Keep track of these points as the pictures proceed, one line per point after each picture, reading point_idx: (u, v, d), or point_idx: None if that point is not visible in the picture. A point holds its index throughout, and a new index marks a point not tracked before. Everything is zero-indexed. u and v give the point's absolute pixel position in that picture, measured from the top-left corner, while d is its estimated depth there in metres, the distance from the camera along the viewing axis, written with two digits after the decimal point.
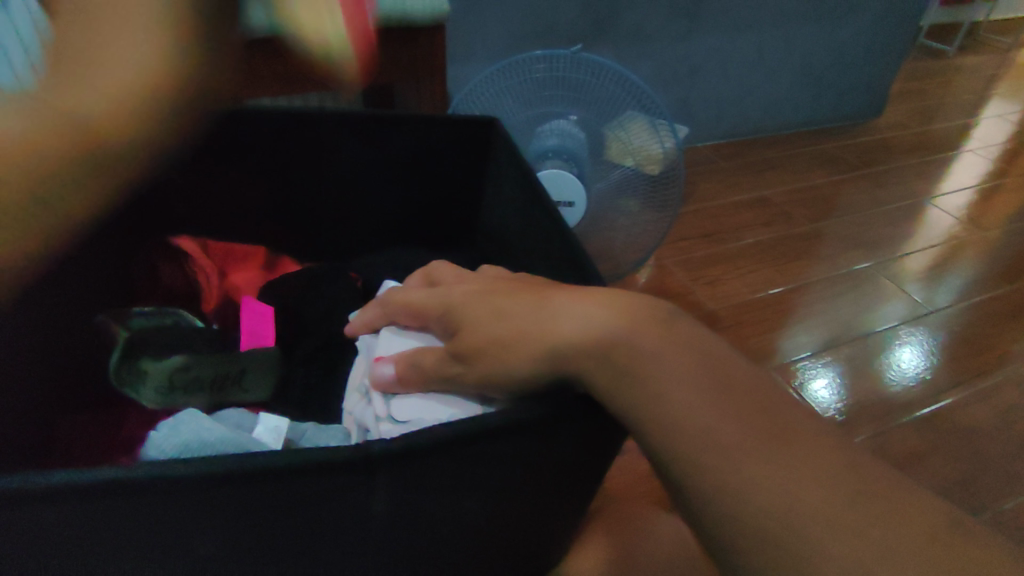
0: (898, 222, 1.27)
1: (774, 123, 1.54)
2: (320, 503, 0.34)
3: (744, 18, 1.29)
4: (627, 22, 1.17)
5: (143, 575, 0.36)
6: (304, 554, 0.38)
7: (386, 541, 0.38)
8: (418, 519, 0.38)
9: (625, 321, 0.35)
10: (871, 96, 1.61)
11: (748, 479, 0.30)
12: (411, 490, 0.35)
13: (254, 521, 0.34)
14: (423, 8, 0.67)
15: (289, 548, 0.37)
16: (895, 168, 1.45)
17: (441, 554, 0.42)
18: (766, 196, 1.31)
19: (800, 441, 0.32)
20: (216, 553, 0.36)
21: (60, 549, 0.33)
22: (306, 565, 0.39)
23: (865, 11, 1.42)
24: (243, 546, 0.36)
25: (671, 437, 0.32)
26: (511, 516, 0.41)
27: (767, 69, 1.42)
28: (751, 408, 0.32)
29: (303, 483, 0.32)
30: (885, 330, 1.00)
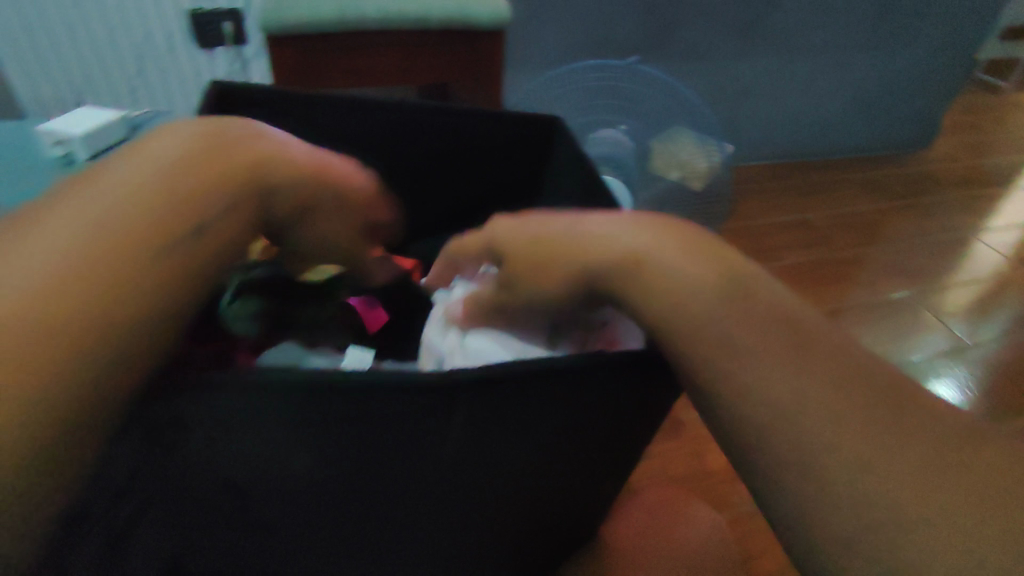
0: (942, 254, 1.25)
1: (820, 147, 1.54)
2: (373, 450, 0.24)
3: (797, 41, 1.30)
4: (681, 39, 1.19)
5: (158, 557, 0.26)
6: (345, 529, 0.28)
7: (448, 515, 0.29)
8: (486, 487, 0.28)
9: (664, 237, 0.26)
10: (922, 127, 1.59)
11: (870, 459, 0.21)
12: (484, 437, 0.25)
13: (294, 479, 0.25)
14: (487, 15, 0.71)
15: (326, 520, 0.27)
16: (943, 201, 1.43)
17: (504, 534, 0.33)
18: (809, 219, 1.31)
19: (925, 407, 0.22)
20: (243, 528, 0.25)
21: (71, 534, 0.23)
22: (348, 545, 0.29)
23: (921, 42, 1.42)
24: (273, 517, 0.26)
25: (751, 401, 0.23)
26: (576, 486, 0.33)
27: (817, 93, 1.42)
28: (848, 369, 0.23)
29: (361, 419, 0.23)
30: (923, 359, 1.00)
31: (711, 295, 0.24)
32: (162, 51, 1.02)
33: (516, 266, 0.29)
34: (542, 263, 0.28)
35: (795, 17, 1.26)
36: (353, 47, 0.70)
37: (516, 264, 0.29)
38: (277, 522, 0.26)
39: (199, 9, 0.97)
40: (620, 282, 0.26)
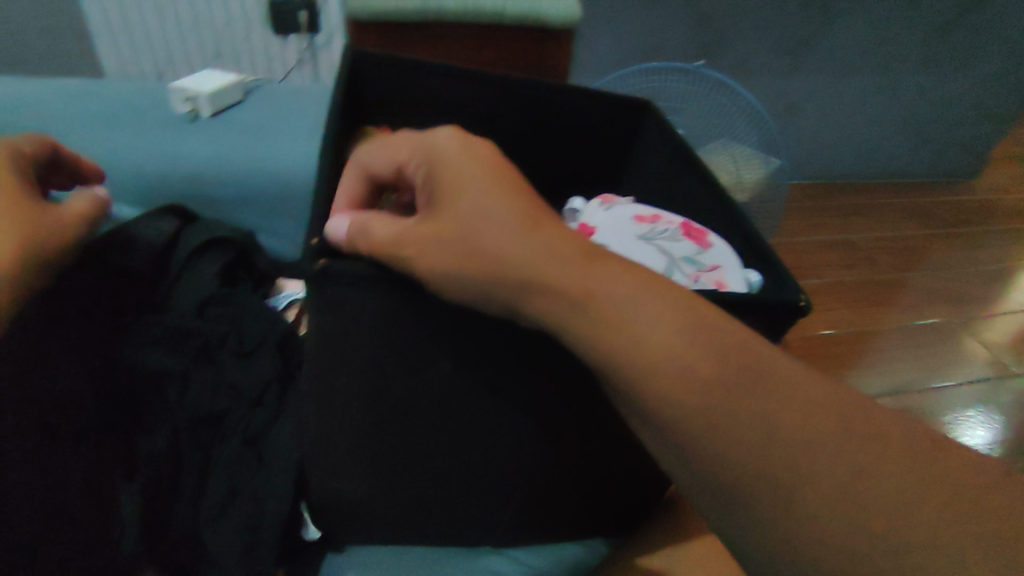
0: (988, 283, 1.24)
1: (866, 170, 1.53)
2: (533, 399, 0.34)
3: (849, 63, 1.31)
4: (733, 53, 1.21)
5: (345, 411, 0.34)
6: (464, 454, 0.37)
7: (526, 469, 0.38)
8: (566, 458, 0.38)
9: (685, 333, 0.26)
10: (972, 155, 1.57)
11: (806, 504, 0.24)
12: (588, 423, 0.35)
13: (475, 394, 0.34)
14: (558, 13, 0.73)
15: (458, 441, 0.37)
16: (990, 231, 1.41)
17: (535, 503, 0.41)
18: (851, 240, 1.31)
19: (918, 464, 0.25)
20: (411, 417, 0.35)
21: (336, 352, 0.32)
22: (451, 466, 0.38)
23: (975, 69, 1.41)
24: (431, 423, 0.35)
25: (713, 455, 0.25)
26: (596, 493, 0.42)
27: (866, 115, 1.42)
28: (830, 437, 0.25)
29: (542, 365, 0.32)
30: (962, 385, 0.99)
31: (646, 328, 0.26)
32: (239, 37, 1.08)
33: (439, 271, 0.27)
34: (485, 288, 0.27)
35: (849, 37, 1.26)
36: (429, 36, 0.73)
37: (440, 274, 0.27)
38: (438, 420, 0.35)
39: None
40: (560, 305, 0.26)
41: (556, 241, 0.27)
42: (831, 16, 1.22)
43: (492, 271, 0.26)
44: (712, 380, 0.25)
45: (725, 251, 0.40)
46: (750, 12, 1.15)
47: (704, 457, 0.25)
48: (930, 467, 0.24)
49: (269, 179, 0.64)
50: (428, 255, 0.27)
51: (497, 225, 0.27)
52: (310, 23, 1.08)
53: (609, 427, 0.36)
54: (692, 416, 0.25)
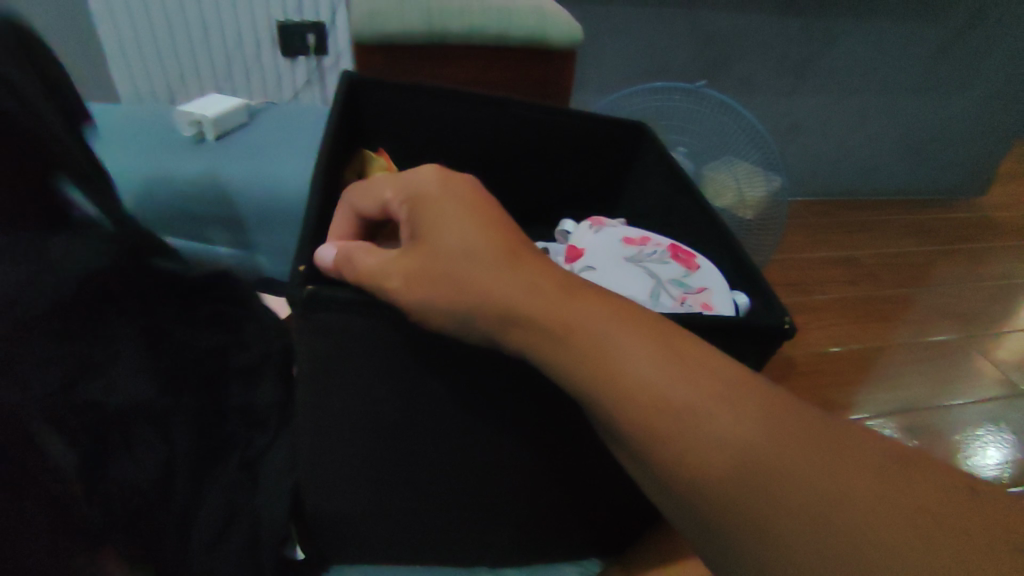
0: (995, 300, 1.23)
1: (870, 186, 1.53)
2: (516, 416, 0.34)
3: (851, 81, 1.32)
4: (735, 72, 1.22)
5: (331, 428, 0.35)
6: (447, 472, 0.38)
7: (507, 487, 0.39)
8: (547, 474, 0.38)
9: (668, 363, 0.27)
10: (977, 171, 1.57)
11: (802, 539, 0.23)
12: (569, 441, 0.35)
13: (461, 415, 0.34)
14: (562, 35, 0.75)
15: (444, 459, 0.37)
16: (997, 247, 1.41)
17: (518, 516, 0.41)
18: (855, 257, 1.30)
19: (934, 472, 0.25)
20: (393, 432, 0.35)
21: (323, 369, 0.32)
22: (435, 485, 0.38)
23: (979, 87, 1.41)
24: (416, 439, 0.35)
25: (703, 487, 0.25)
26: (579, 509, 0.41)
27: (868, 132, 1.42)
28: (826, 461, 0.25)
29: (530, 385, 0.32)
30: (969, 403, 0.98)
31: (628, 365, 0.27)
32: (250, 58, 1.10)
33: (428, 304, 0.28)
34: (477, 312, 0.28)
35: (851, 56, 1.27)
36: (433, 57, 0.75)
37: (428, 305, 0.28)
38: (419, 438, 0.35)
39: (288, 21, 1.06)
40: (538, 331, 0.27)
41: (535, 278, 0.28)
42: (831, 36, 1.23)
43: (478, 302, 0.28)
44: (689, 406, 0.26)
45: (712, 273, 0.42)
46: (750, 32, 1.17)
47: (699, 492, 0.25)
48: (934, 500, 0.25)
49: (273, 191, 0.64)
50: (419, 290, 0.28)
51: (480, 261, 0.28)
52: (319, 44, 1.11)
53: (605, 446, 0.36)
54: (664, 441, 0.26)
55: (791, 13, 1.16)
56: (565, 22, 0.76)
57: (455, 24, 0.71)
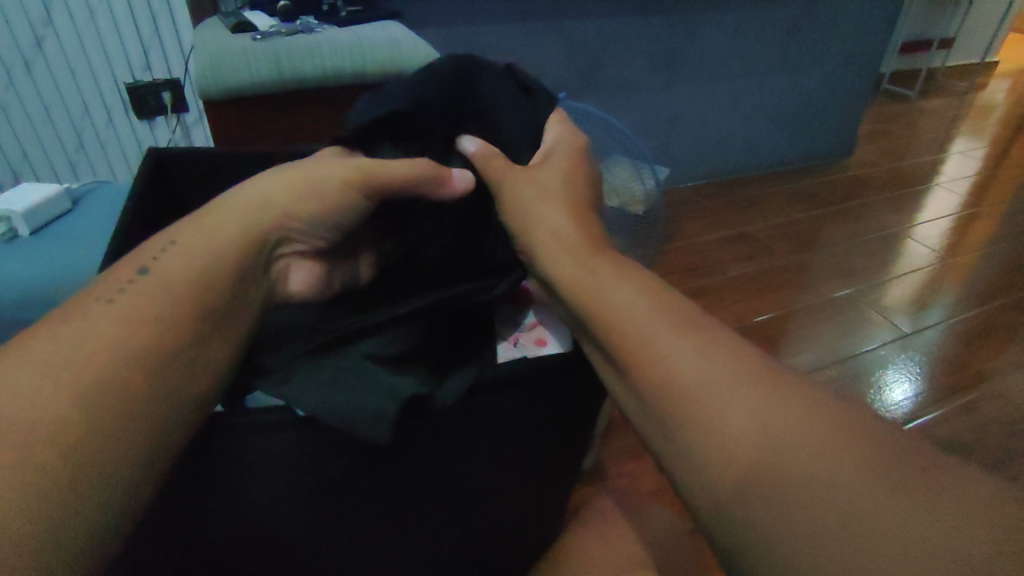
0: (876, 251, 1.34)
1: (752, 163, 1.62)
2: (494, 422, 0.39)
3: (716, 69, 1.40)
4: (610, 74, 1.27)
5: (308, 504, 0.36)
6: (420, 498, 0.39)
7: (483, 502, 0.43)
8: (513, 471, 0.43)
9: (722, 374, 0.33)
10: (842, 136, 1.70)
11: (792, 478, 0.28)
12: (524, 426, 0.40)
13: (433, 443, 0.38)
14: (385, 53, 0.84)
15: (419, 489, 0.39)
16: (870, 203, 1.53)
17: (493, 522, 0.45)
18: (747, 231, 1.37)
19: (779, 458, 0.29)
20: (360, 469, 0.36)
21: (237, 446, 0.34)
22: (412, 518, 0.40)
23: (827, 61, 1.54)
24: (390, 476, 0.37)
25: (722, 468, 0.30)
26: (526, 489, 0.45)
27: (742, 114, 1.51)
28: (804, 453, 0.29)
29: (506, 394, 0.38)
30: (869, 349, 1.04)
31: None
32: (100, 127, 1.25)
33: None
34: None
35: (714, 45, 1.35)
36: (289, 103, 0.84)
37: None
38: (397, 475, 0.38)
39: (138, 85, 1.19)
40: None
41: None
42: (690, 30, 1.30)
43: None
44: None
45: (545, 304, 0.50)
46: (618, 32, 1.22)
47: (760, 480, 0.29)
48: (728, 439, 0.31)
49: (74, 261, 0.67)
50: None
51: None
52: (174, 103, 1.24)
53: (561, 412, 0.42)
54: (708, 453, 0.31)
55: (650, 10, 1.22)
56: (348, 53, 0.83)
57: (212, 87, 0.80)
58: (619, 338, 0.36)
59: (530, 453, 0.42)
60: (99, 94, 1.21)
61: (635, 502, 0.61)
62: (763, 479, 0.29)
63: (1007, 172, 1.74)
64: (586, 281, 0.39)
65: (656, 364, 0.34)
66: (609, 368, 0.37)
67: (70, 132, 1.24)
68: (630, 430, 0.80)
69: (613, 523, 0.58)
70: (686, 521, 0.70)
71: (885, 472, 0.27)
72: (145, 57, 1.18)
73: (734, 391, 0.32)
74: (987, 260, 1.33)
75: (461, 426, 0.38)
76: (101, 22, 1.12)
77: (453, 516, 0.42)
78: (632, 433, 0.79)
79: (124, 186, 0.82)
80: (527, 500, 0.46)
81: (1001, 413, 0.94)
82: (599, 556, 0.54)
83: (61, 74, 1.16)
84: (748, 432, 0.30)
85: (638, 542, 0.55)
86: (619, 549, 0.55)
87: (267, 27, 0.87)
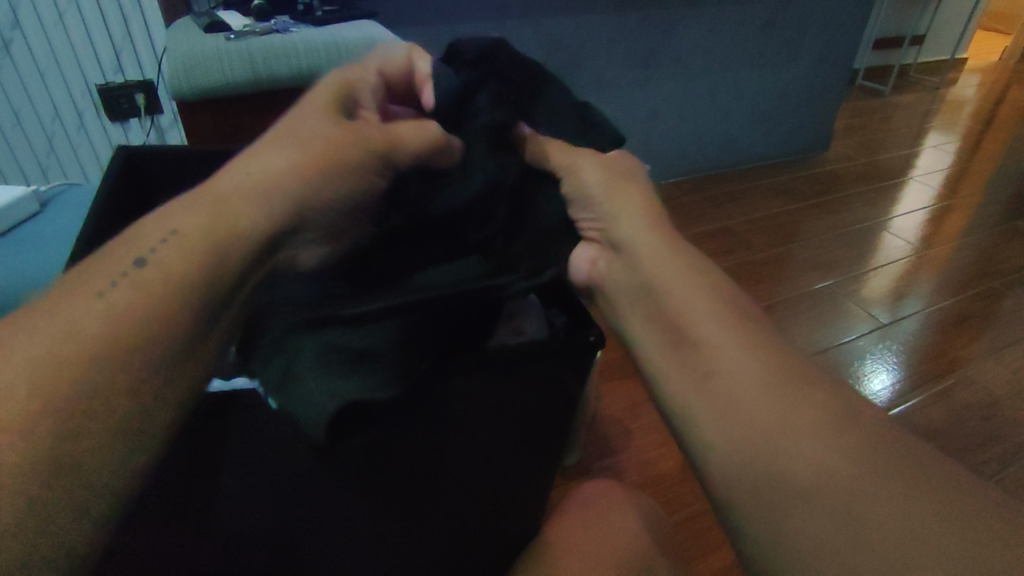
0: (853, 243, 1.36)
1: (732, 158, 1.63)
2: (475, 399, 0.40)
3: (695, 64, 1.41)
4: (589, 71, 1.27)
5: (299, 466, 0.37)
6: (405, 467, 0.40)
7: (465, 473, 0.44)
8: (496, 447, 0.44)
9: (770, 372, 0.37)
10: (818, 131, 1.73)
11: (799, 480, 0.33)
12: (503, 402, 0.41)
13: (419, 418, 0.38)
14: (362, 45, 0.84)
15: (404, 459, 0.40)
16: (848, 197, 1.55)
17: (477, 497, 0.46)
18: (728, 226, 1.38)
19: (793, 461, 0.34)
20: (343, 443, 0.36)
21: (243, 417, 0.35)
22: (393, 487, 0.41)
23: (802, 57, 1.56)
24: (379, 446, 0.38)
25: (742, 458, 0.35)
26: (508, 468, 0.46)
27: (721, 110, 1.52)
28: (823, 457, 0.33)
29: (484, 372, 0.39)
30: (849, 340, 1.06)
31: None
32: (71, 131, 1.23)
33: None
34: None
35: (691, 41, 1.37)
36: (261, 103, 0.83)
37: None
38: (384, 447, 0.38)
39: (110, 86, 1.17)
40: None
41: None
42: (668, 26, 1.31)
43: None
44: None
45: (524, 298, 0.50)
46: (593, 29, 1.22)
47: (767, 483, 0.34)
48: (758, 433, 0.35)
49: (41, 264, 0.65)
50: None
51: None
52: (147, 104, 1.22)
53: (539, 394, 0.43)
54: (730, 443, 0.36)
55: (625, 8, 1.23)
56: (323, 51, 0.81)
57: (186, 89, 0.79)
58: (680, 326, 0.40)
59: (499, 430, 0.43)
60: (69, 96, 1.18)
61: (617, 494, 0.61)
62: (778, 473, 0.34)
63: (978, 165, 1.78)
64: (660, 272, 0.42)
65: (711, 347, 0.38)
66: (666, 355, 0.41)
67: (39, 135, 1.21)
68: (613, 424, 0.80)
69: (596, 515, 0.58)
70: (668, 513, 0.70)
71: (884, 481, 0.32)
72: (116, 58, 1.16)
73: (782, 412, 0.35)
74: (960, 251, 1.36)
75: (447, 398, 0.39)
76: (69, 23, 1.10)
77: (440, 489, 0.43)
78: (616, 427, 0.80)
79: (94, 187, 0.81)
80: (512, 483, 0.47)
81: (976, 399, 0.96)
82: (582, 550, 0.53)
83: (29, 75, 1.14)
84: (783, 456, 0.34)
85: (621, 535, 0.55)
86: (601, 541, 0.55)
87: (240, 26, 0.86)
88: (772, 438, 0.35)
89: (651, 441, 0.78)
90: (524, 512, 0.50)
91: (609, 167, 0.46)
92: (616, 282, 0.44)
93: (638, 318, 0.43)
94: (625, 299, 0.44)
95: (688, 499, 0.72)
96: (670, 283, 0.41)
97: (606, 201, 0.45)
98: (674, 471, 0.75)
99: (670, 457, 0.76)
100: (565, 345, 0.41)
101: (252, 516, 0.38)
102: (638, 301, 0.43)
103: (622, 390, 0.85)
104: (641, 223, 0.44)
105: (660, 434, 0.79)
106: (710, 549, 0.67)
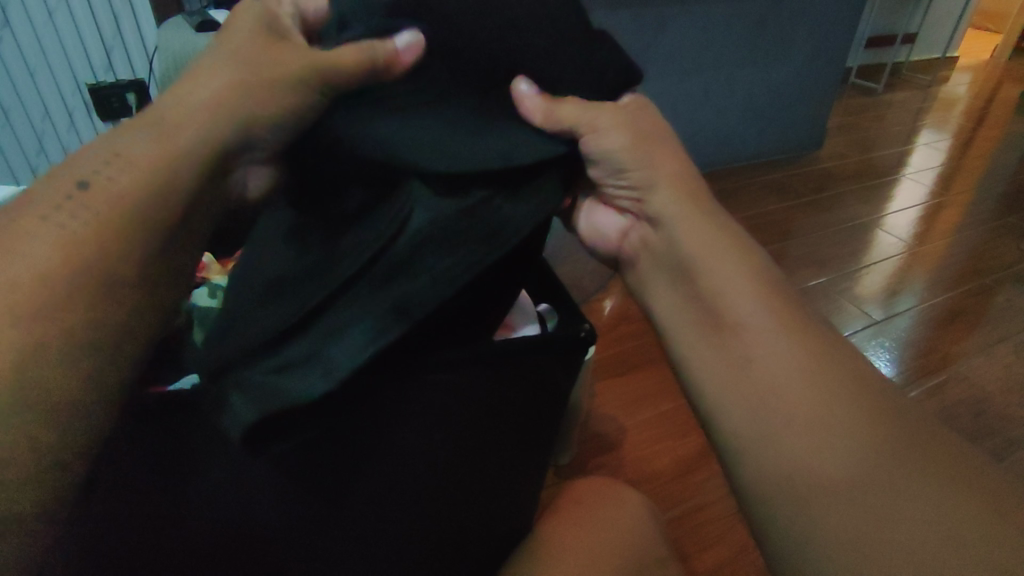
0: (847, 240, 1.36)
1: (725, 156, 1.64)
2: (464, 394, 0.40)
3: (688, 63, 1.41)
4: None
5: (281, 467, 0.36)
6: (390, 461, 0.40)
7: (452, 472, 0.43)
8: (483, 444, 0.43)
9: (816, 363, 0.36)
10: (812, 128, 1.74)
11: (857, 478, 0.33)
12: (490, 398, 0.41)
13: (406, 412, 0.38)
14: None
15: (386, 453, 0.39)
16: (840, 194, 1.56)
17: (465, 496, 0.45)
18: None
19: (848, 457, 0.33)
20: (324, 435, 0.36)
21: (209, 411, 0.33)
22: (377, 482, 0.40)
23: (795, 55, 1.56)
24: (363, 438, 0.38)
25: (783, 454, 0.35)
26: (495, 465, 0.45)
27: (715, 108, 1.53)
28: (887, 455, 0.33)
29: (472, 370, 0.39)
30: None
31: None
32: (62, 130, 1.22)
33: None
34: None
35: (685, 38, 1.37)
36: None
37: None
38: (370, 440, 0.38)
39: (102, 85, 1.17)
40: None
41: None
42: (661, 24, 1.31)
43: None
44: None
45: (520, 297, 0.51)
46: None
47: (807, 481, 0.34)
48: (816, 426, 0.35)
49: None
50: None
51: None
52: (140, 103, 1.22)
53: (527, 391, 0.43)
54: (785, 445, 0.35)
55: (618, 7, 1.23)
56: None
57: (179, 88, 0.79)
58: (714, 314, 0.40)
59: (488, 426, 0.42)
60: (60, 97, 1.18)
61: (611, 490, 0.61)
62: (836, 471, 0.33)
63: (971, 162, 1.79)
64: (699, 258, 0.41)
65: (750, 338, 0.38)
66: (698, 340, 0.41)
67: (31, 136, 1.21)
68: (608, 420, 0.80)
69: (591, 510, 0.58)
70: (663, 510, 0.71)
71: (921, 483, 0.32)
72: (108, 58, 1.16)
73: (839, 410, 0.35)
74: (952, 247, 1.37)
75: (435, 392, 0.38)
76: (60, 22, 1.09)
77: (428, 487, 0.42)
78: (611, 424, 0.80)
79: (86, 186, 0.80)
80: (499, 479, 0.46)
81: (968, 395, 0.96)
82: (575, 546, 0.54)
83: (20, 75, 1.13)
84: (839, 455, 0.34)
85: (615, 532, 0.56)
86: (596, 537, 0.55)
87: None
88: (830, 433, 0.34)
89: (647, 438, 0.79)
90: (508, 511, 0.50)
91: (635, 122, 0.43)
92: (654, 256, 0.44)
93: (670, 300, 0.43)
94: (660, 276, 0.44)
95: (682, 495, 0.72)
96: (706, 267, 0.40)
97: (636, 168, 0.43)
98: (669, 467, 0.75)
99: (665, 454, 0.77)
100: (552, 341, 0.41)
101: (203, 535, 0.37)
102: (669, 280, 0.43)
103: (618, 386, 0.85)
104: (677, 197, 0.43)
105: (655, 430, 0.79)
106: (704, 545, 0.68)
